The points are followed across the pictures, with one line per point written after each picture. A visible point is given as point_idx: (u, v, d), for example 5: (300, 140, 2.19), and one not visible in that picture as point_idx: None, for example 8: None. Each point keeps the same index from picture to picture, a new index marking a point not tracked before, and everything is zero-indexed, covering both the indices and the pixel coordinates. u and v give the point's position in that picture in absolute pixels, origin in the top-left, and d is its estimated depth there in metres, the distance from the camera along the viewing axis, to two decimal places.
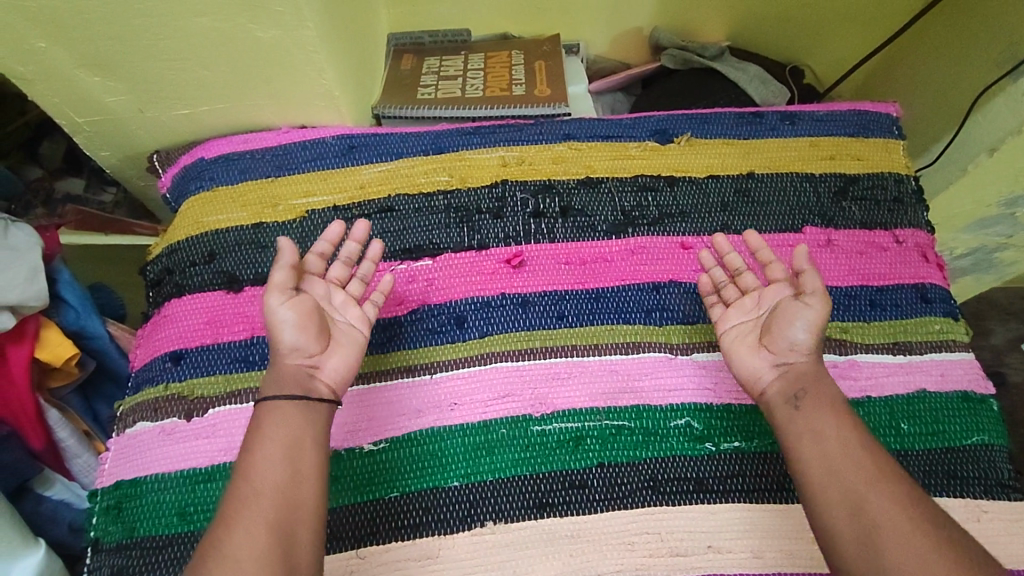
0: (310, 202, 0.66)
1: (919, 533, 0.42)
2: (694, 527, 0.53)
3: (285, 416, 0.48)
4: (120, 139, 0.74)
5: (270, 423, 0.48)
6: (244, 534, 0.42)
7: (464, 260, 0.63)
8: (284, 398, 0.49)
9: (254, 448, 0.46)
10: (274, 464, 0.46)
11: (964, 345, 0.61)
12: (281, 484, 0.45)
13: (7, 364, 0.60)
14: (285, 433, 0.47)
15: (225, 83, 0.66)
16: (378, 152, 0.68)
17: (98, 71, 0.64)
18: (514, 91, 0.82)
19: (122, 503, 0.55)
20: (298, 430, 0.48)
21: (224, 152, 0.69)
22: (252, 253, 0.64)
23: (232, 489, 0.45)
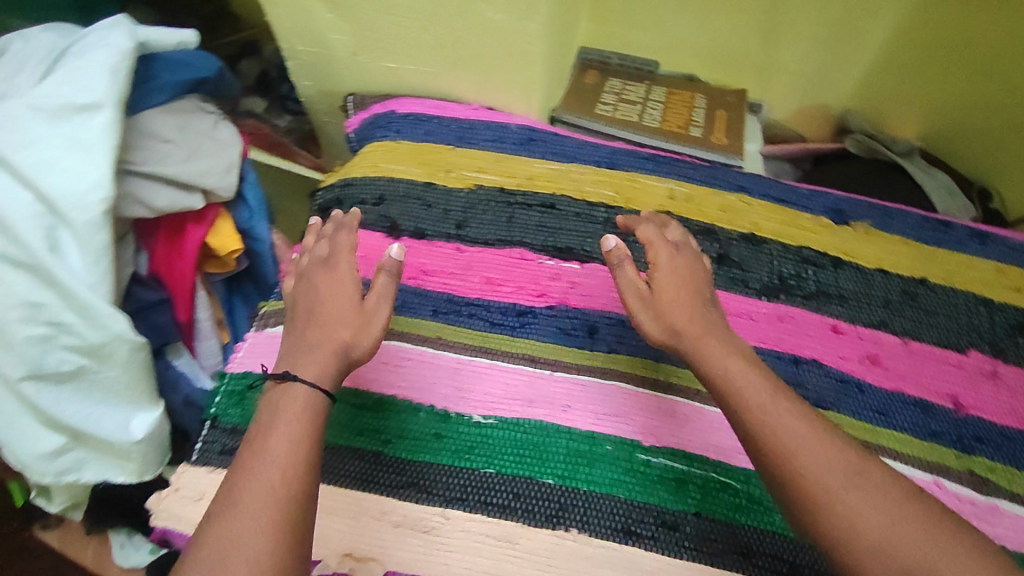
0: (479, 178, 0.68)
1: None
2: None
3: (295, 409, 0.43)
4: (324, 75, 0.80)
5: (285, 406, 0.43)
6: (254, 526, 0.37)
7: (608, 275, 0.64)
8: (303, 387, 0.45)
9: (263, 436, 0.42)
10: (284, 451, 0.41)
11: None
12: (295, 471, 0.40)
13: (183, 238, 0.67)
14: (301, 419, 0.43)
15: (440, 50, 0.70)
16: (554, 151, 0.70)
17: (334, 11, 0.69)
18: (691, 131, 0.82)
19: (247, 392, 0.59)
20: (310, 417, 0.43)
21: (415, 111, 0.73)
22: (416, 208, 0.66)
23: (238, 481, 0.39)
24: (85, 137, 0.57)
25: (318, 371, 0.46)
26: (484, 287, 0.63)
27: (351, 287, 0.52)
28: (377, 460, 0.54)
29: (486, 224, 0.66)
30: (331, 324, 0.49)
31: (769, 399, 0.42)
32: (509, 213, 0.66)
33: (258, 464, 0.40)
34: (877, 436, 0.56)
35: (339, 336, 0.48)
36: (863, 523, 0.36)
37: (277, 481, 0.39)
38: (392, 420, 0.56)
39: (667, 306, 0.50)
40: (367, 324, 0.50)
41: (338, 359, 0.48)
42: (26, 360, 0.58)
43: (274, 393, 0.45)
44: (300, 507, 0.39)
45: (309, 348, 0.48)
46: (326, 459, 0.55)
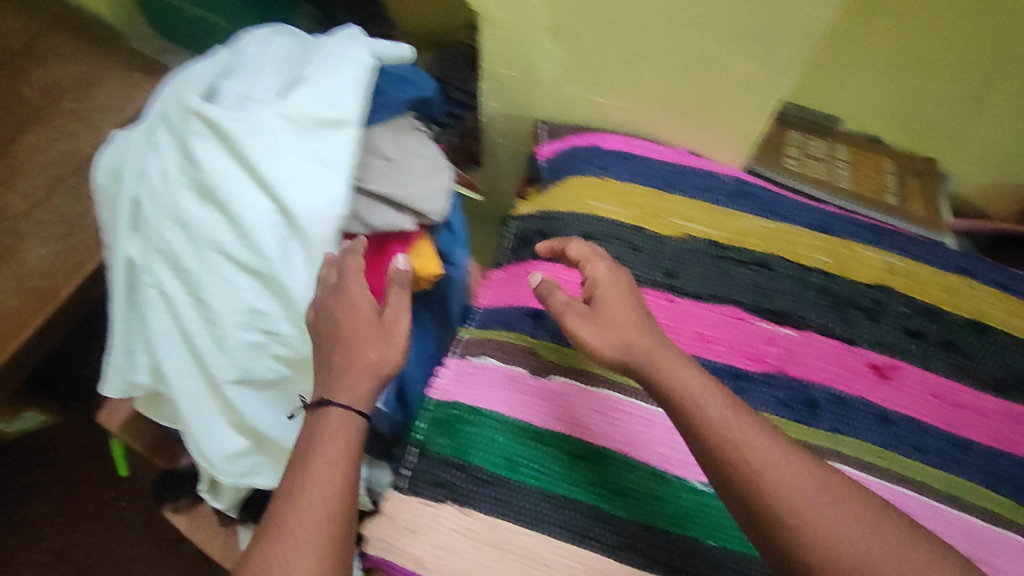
0: (689, 228, 0.66)
1: None
2: None
3: (333, 431, 0.47)
4: (516, 103, 0.78)
5: (320, 424, 0.47)
6: (304, 550, 0.41)
7: (825, 347, 0.61)
8: (337, 410, 0.48)
9: (304, 459, 0.45)
10: (330, 477, 0.44)
11: None
12: (339, 490, 0.44)
13: (387, 258, 0.64)
14: (345, 439, 0.46)
15: (662, 93, 0.67)
16: (766, 208, 0.68)
17: (558, 42, 0.66)
18: (885, 198, 0.78)
19: (457, 423, 0.59)
20: (348, 438, 0.47)
21: (620, 150, 0.71)
22: (625, 252, 0.65)
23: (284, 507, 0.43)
24: (331, 155, 0.56)
25: (351, 398, 0.49)
26: (699, 344, 0.61)
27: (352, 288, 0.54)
28: (594, 514, 0.54)
29: (697, 277, 0.64)
30: (355, 346, 0.51)
31: (729, 414, 0.45)
32: (721, 267, 0.65)
33: (307, 484, 0.43)
34: (982, 496, 0.55)
35: (370, 358, 0.51)
36: (826, 528, 0.39)
37: (329, 504, 0.43)
38: (605, 475, 0.55)
39: (608, 317, 0.53)
40: (389, 336, 0.52)
41: (372, 378, 0.50)
42: (239, 364, 0.59)
43: (309, 416, 0.48)
44: (343, 522, 0.43)
45: (338, 373, 0.50)
46: (544, 507, 0.55)
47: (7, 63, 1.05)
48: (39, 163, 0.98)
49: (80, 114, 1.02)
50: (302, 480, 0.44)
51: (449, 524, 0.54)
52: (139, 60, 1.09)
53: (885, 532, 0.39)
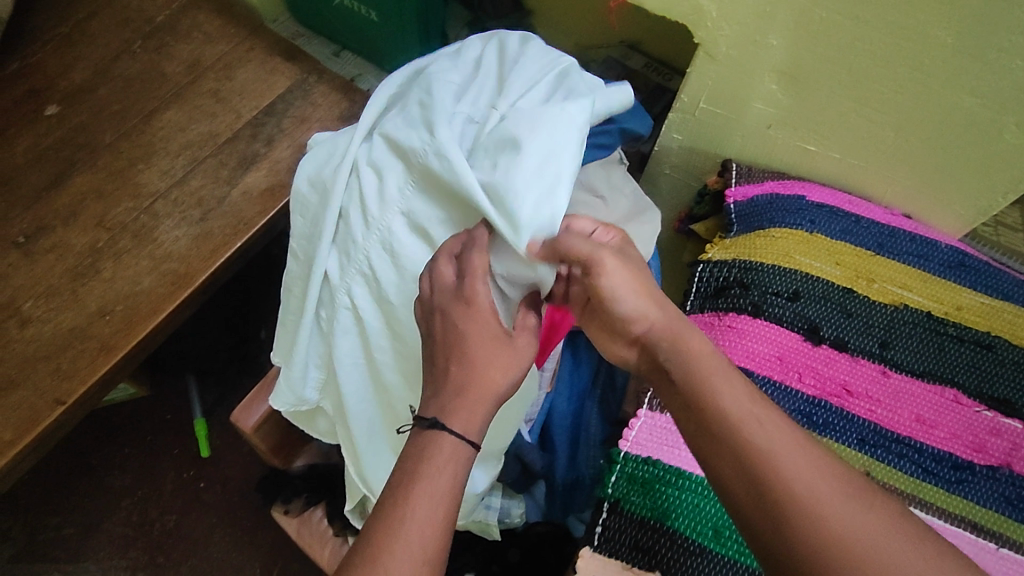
0: (906, 296, 0.63)
1: None
2: None
3: (438, 459, 0.44)
4: (707, 137, 0.75)
5: (432, 447, 0.45)
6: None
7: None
8: (451, 438, 0.45)
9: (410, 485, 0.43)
10: (433, 509, 0.43)
11: None
12: (442, 516, 0.43)
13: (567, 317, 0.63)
14: (454, 466, 0.45)
15: (884, 146, 0.65)
16: (987, 284, 0.63)
17: (783, 81, 0.65)
18: None
19: (655, 483, 0.54)
20: (457, 470, 0.45)
21: (828, 203, 0.68)
22: (837, 316, 0.61)
23: (388, 530, 0.41)
24: None
25: (468, 423, 0.46)
26: (915, 427, 0.57)
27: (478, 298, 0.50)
28: None
29: (914, 351, 0.60)
30: (477, 364, 0.48)
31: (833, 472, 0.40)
32: (939, 343, 0.61)
33: (412, 500, 0.42)
34: None
35: (491, 382, 0.48)
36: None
37: (432, 529, 0.42)
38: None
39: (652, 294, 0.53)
40: (517, 360, 0.50)
41: (491, 403, 0.48)
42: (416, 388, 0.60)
43: (421, 438, 0.46)
44: (441, 546, 0.42)
45: (456, 392, 0.48)
46: None
47: (151, 38, 1.07)
48: (179, 143, 0.99)
49: (220, 96, 1.03)
50: (407, 494, 0.43)
51: None
52: (278, 45, 1.09)
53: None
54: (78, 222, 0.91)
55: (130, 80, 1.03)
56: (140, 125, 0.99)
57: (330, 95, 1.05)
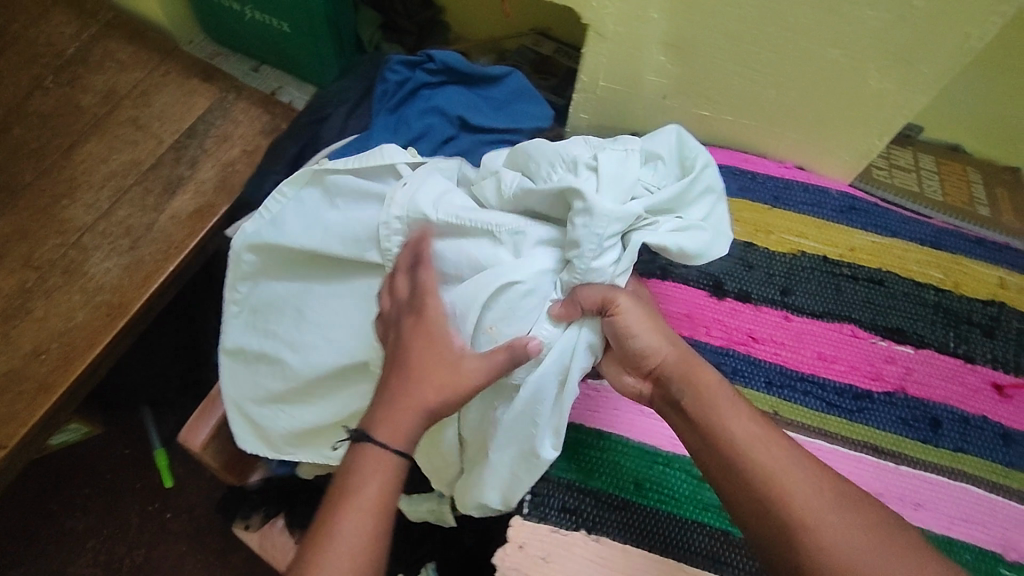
0: (803, 244, 0.66)
1: None
2: None
3: (367, 470, 0.49)
4: (612, 114, 0.78)
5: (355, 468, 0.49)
6: None
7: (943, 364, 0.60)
8: (373, 447, 0.50)
9: (340, 502, 0.47)
10: (355, 524, 0.46)
11: None
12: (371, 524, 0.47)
13: None
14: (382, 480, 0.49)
15: (771, 105, 0.68)
16: (876, 223, 0.68)
17: (671, 53, 0.68)
18: (977, 208, 0.79)
19: (577, 446, 0.57)
20: (381, 478, 0.49)
21: (725, 163, 0.71)
22: (739, 269, 0.65)
23: (316, 548, 0.46)
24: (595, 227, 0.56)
25: (394, 431, 0.50)
26: (817, 364, 0.61)
27: (436, 313, 0.53)
28: (728, 541, 0.53)
29: (814, 294, 0.64)
30: (407, 375, 0.51)
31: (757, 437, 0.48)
32: (836, 284, 0.64)
33: (347, 513, 0.47)
34: None
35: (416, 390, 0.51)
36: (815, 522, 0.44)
37: (365, 539, 0.46)
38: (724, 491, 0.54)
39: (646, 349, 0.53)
40: (458, 363, 0.51)
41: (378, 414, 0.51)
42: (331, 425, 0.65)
43: (352, 453, 0.50)
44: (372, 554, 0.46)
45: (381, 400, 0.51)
46: (674, 532, 0.53)
47: (63, 70, 1.06)
48: (102, 174, 0.98)
49: (140, 124, 1.02)
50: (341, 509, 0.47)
51: (579, 551, 0.53)
52: (196, 66, 1.08)
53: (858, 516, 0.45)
54: (4, 264, 0.90)
55: (45, 116, 1.02)
56: (59, 160, 0.98)
57: (252, 110, 1.05)
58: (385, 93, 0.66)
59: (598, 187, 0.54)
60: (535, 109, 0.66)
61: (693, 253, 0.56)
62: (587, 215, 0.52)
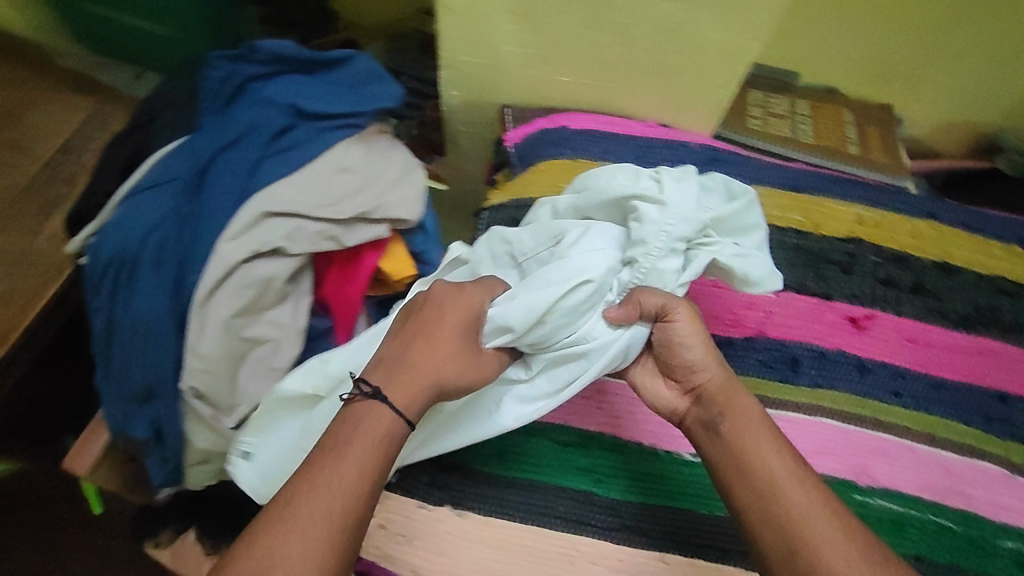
0: None
1: None
2: None
3: (369, 429, 0.45)
4: (480, 89, 0.77)
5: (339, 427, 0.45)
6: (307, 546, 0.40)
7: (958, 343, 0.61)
8: (382, 407, 0.46)
9: (333, 454, 0.43)
10: (350, 482, 0.42)
11: None
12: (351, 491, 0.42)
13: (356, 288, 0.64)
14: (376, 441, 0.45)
15: (624, 65, 0.68)
16: (737, 173, 0.68)
17: (518, 20, 0.66)
18: (848, 149, 0.80)
19: None
20: (382, 442, 0.45)
21: (589, 127, 0.71)
22: None
23: (298, 499, 0.41)
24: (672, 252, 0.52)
25: (410, 398, 0.47)
26: None
27: (468, 297, 0.51)
28: (589, 499, 0.53)
29: None
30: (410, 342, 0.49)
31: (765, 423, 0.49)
32: None
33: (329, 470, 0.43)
34: (960, 433, 0.57)
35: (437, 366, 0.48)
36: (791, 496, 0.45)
37: (347, 505, 0.42)
38: (582, 456, 0.55)
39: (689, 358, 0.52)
40: (478, 365, 0.49)
41: None
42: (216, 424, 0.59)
43: (351, 406, 0.46)
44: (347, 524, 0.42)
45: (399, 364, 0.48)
46: (536, 500, 0.53)
47: None
48: None
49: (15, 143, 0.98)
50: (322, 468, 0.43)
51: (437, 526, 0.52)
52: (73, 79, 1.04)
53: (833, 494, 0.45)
54: None
55: None
56: None
57: None
58: (209, 92, 0.61)
59: (676, 190, 0.52)
60: (382, 90, 0.63)
61: (757, 281, 0.52)
62: (658, 210, 0.50)
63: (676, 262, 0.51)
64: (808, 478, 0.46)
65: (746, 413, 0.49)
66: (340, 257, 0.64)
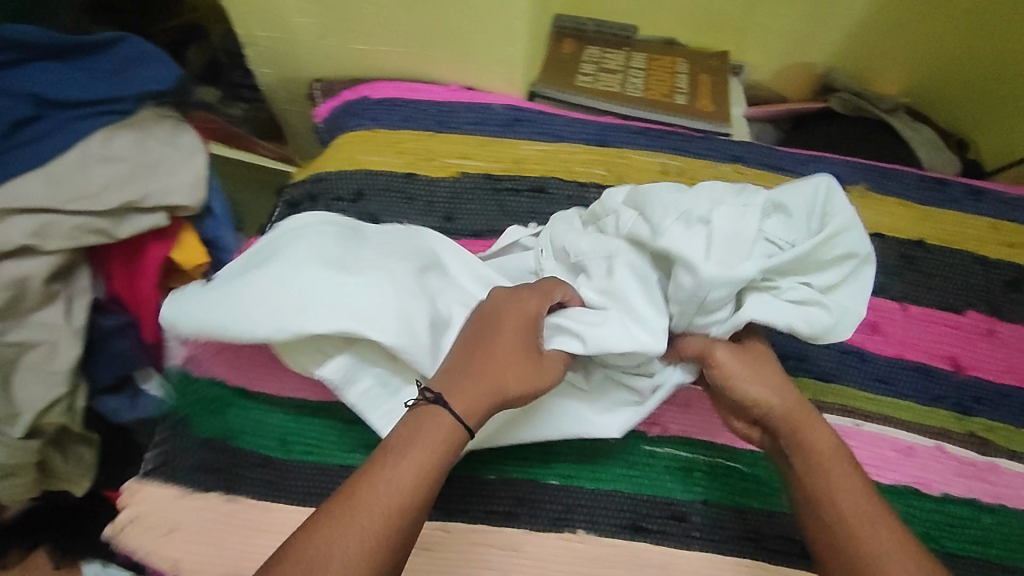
0: (465, 164, 0.65)
1: None
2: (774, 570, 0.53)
3: (434, 435, 0.42)
4: (286, 64, 0.73)
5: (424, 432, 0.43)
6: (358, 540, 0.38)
7: (915, 316, 0.61)
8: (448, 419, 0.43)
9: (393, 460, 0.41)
10: (406, 482, 0.40)
11: None
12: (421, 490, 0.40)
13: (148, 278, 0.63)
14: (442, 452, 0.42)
15: (410, 29, 0.64)
16: (541, 131, 0.66)
17: None
18: (675, 99, 0.78)
19: (224, 409, 0.58)
20: (441, 450, 0.42)
21: (390, 95, 0.68)
22: (399, 202, 0.63)
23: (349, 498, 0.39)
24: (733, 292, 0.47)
25: (469, 408, 0.44)
26: None
27: (524, 301, 0.49)
28: None
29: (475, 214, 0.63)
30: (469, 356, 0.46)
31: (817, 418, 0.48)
32: (499, 199, 0.64)
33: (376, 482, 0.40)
34: None
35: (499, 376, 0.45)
36: (840, 502, 0.43)
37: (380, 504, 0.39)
38: (366, 433, 0.56)
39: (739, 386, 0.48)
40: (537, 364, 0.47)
41: None
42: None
43: (420, 413, 0.44)
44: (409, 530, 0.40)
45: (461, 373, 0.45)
46: (315, 480, 0.55)
47: None
48: None
49: None
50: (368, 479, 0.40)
51: (221, 509, 0.55)
52: None
53: (854, 477, 0.45)
54: None
55: None
56: None
57: None
58: None
59: (726, 201, 0.47)
60: (146, 72, 0.60)
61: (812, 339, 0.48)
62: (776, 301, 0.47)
63: (716, 312, 0.47)
64: (863, 484, 0.44)
65: (824, 449, 0.46)
66: (126, 248, 0.63)
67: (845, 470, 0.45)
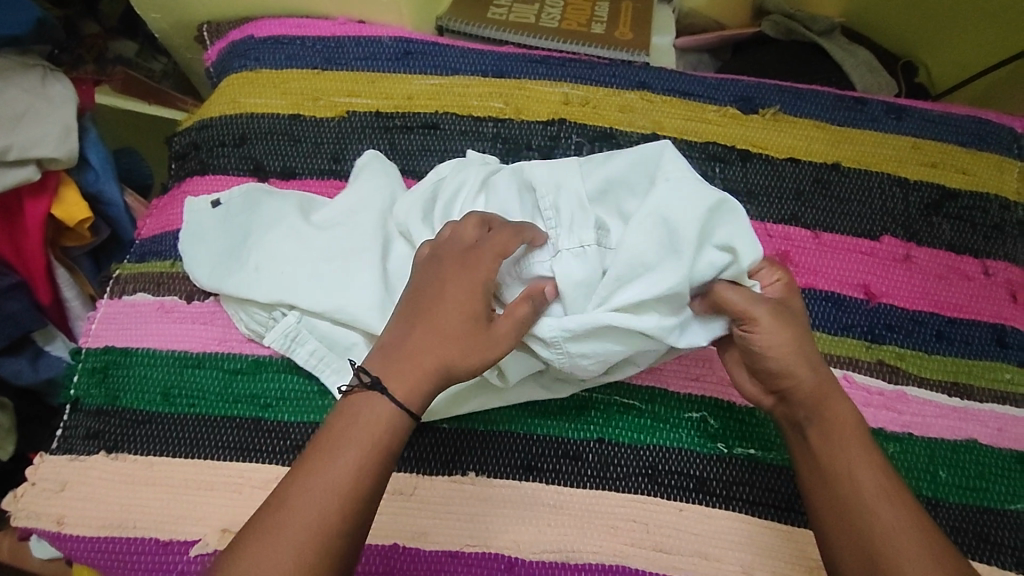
0: (353, 103, 0.61)
1: (910, 522, 0.41)
2: (672, 506, 0.50)
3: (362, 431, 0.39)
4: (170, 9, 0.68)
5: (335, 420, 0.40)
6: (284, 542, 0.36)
7: (883, 249, 0.58)
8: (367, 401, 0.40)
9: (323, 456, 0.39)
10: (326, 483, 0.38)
11: (1006, 395, 0.54)
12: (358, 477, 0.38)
13: (31, 235, 0.61)
14: (372, 435, 0.40)
15: None
16: (435, 64, 0.62)
17: None
18: (592, 28, 0.73)
19: (109, 369, 0.55)
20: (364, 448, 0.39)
21: (275, 33, 0.64)
22: (283, 145, 0.60)
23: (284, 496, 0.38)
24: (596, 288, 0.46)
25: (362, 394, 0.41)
26: None
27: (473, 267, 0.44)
28: (258, 426, 0.52)
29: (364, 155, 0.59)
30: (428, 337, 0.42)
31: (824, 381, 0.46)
32: (389, 138, 0.60)
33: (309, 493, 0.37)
34: None
35: (442, 349, 0.42)
36: (853, 469, 0.43)
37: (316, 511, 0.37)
38: (248, 384, 0.53)
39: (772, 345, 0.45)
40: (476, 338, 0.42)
41: None
42: None
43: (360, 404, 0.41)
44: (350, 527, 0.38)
45: (404, 353, 0.42)
46: (200, 432, 0.52)
47: None
48: None
49: None
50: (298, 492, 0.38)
51: (97, 473, 0.51)
52: None
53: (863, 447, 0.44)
54: None
55: None
56: None
57: None
58: None
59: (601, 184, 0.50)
60: (0, 17, 0.58)
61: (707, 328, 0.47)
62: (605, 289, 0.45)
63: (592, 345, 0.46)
64: (859, 447, 0.44)
65: (843, 420, 0.44)
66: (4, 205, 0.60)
67: (849, 433, 0.44)
